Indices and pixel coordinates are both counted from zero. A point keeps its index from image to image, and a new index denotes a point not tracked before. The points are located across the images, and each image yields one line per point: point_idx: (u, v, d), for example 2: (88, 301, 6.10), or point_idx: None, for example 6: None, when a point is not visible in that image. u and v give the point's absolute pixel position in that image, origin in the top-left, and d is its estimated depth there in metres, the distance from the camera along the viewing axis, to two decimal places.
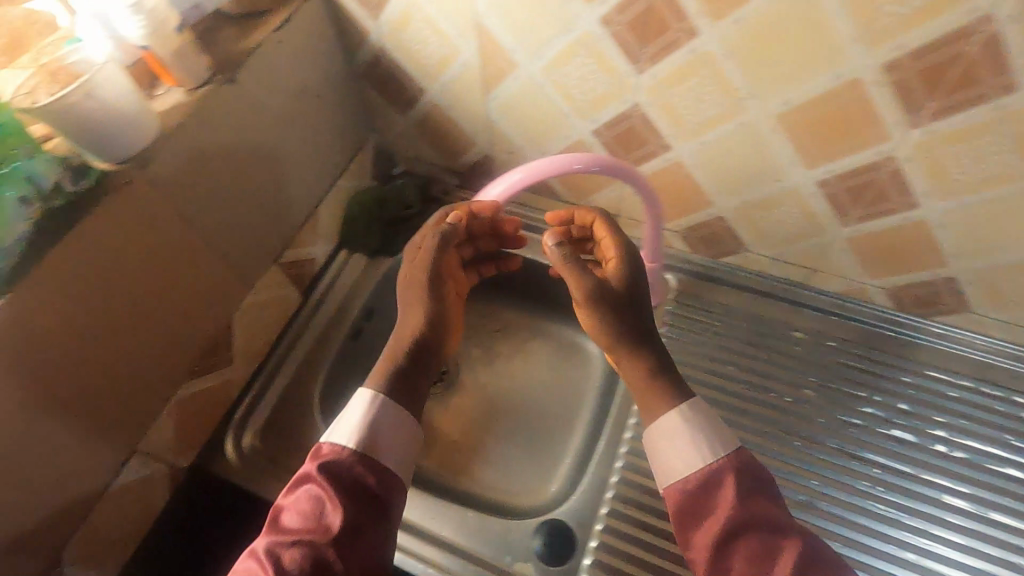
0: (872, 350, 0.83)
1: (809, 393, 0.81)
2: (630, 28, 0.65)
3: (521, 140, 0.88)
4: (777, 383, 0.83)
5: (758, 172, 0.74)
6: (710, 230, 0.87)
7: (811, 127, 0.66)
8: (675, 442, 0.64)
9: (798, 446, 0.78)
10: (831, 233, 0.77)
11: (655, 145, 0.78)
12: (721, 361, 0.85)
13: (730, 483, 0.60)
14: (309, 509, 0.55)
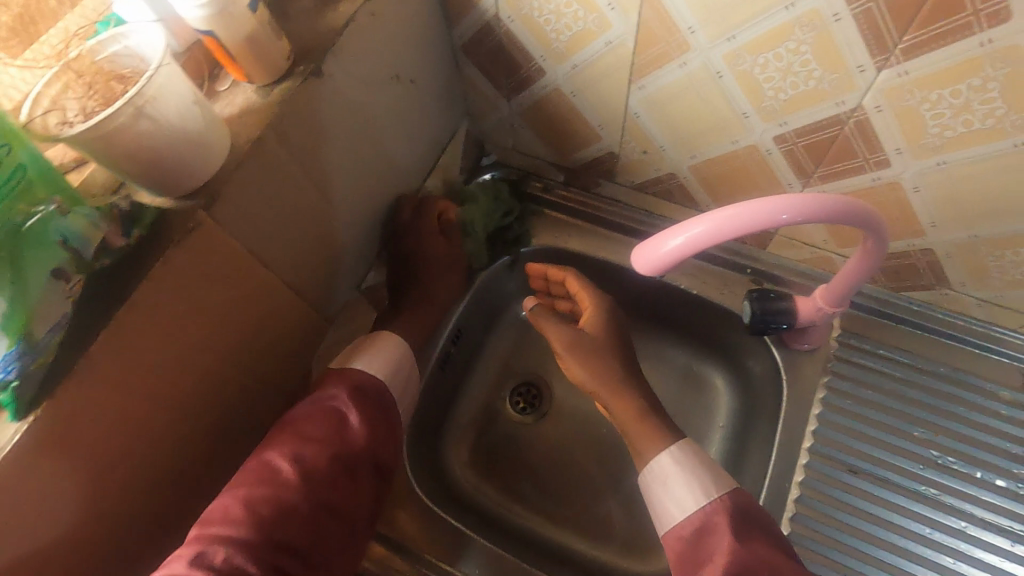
0: (980, 358, 0.71)
1: (919, 409, 0.70)
2: (909, 6, 0.44)
3: (666, 141, 0.69)
4: (955, 441, 0.68)
5: (1016, 196, 0.55)
6: (905, 262, 0.68)
7: None
8: (673, 491, 0.63)
9: (986, 524, 0.64)
10: None
11: (867, 160, 0.58)
12: (888, 410, 0.71)
13: (723, 522, 0.58)
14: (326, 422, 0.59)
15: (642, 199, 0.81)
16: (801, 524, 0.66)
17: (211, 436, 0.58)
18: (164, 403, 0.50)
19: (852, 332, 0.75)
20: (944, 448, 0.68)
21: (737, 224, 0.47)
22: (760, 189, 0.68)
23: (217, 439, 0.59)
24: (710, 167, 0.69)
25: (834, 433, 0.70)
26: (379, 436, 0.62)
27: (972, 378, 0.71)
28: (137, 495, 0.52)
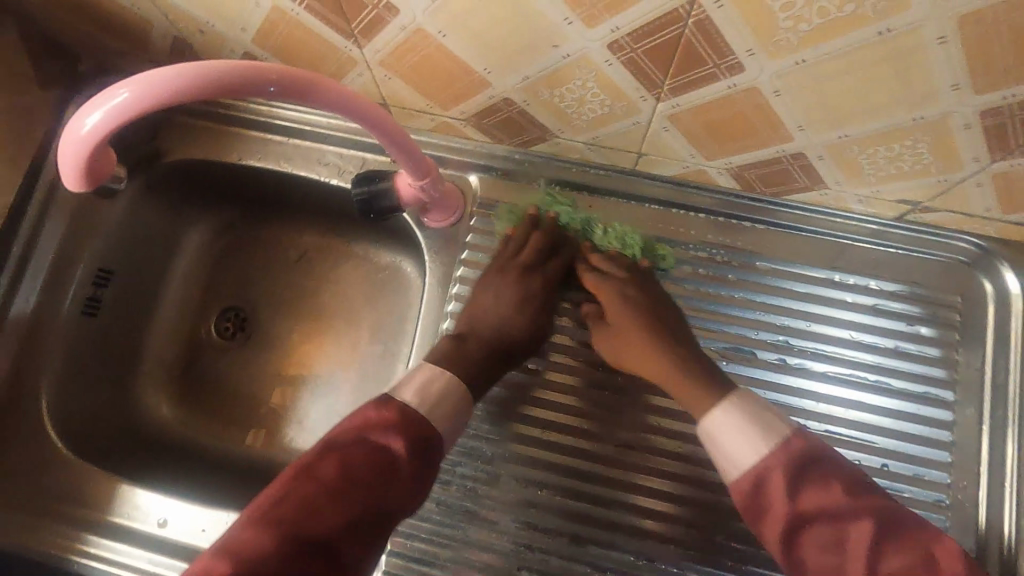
0: (854, 255, 0.67)
1: (853, 331, 0.65)
2: None
3: (486, 64, 0.55)
4: (869, 361, 0.64)
5: (883, 95, 0.46)
6: (775, 167, 0.60)
7: (998, 51, 0.40)
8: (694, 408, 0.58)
9: (899, 433, 0.62)
10: (971, 172, 0.53)
11: (717, 65, 0.47)
12: (793, 336, 0.66)
13: (725, 430, 0.55)
14: (363, 450, 0.53)
15: (485, 131, 0.68)
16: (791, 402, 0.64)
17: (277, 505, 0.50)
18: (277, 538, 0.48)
19: (736, 249, 0.68)
20: (874, 370, 0.64)
21: (307, 89, 0.47)
22: (609, 107, 0.57)
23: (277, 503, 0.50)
24: (545, 89, 0.56)
25: (738, 376, 0.65)
26: (404, 473, 0.53)
27: (841, 273, 0.67)
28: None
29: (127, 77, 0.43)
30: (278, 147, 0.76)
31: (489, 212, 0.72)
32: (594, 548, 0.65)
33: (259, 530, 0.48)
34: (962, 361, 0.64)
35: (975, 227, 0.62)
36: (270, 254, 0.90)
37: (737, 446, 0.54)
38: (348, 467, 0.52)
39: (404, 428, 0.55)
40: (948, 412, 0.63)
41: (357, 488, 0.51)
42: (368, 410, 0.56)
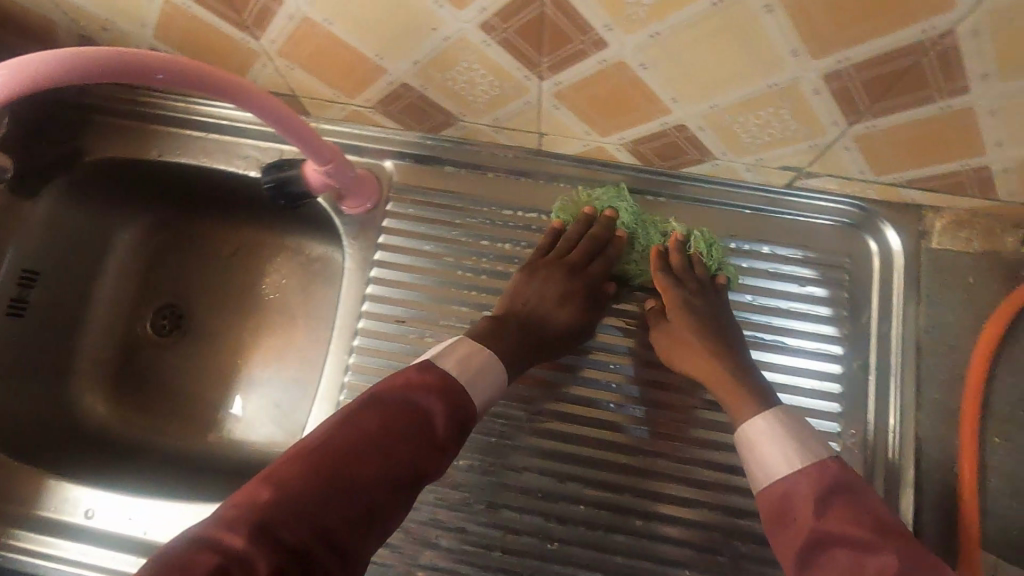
0: (749, 224, 0.71)
1: (749, 295, 0.69)
2: None
3: (377, 50, 0.57)
4: (762, 322, 0.68)
5: (734, 64, 0.49)
6: (665, 140, 0.63)
7: (820, 18, 0.43)
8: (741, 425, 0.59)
9: (795, 388, 0.66)
10: (836, 135, 0.56)
11: (584, 42, 0.50)
12: None
13: (773, 449, 0.56)
14: (392, 406, 0.53)
15: (395, 118, 0.70)
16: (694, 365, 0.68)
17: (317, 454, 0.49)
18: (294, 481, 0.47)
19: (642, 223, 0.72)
20: (770, 330, 0.68)
21: (184, 76, 0.50)
22: (499, 88, 0.59)
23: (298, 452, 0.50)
24: (437, 72, 0.59)
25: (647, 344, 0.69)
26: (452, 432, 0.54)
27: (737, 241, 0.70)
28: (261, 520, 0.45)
29: (6, 60, 0.45)
30: (198, 143, 0.77)
31: (406, 197, 0.74)
32: (509, 513, 0.69)
33: (303, 470, 0.48)
34: (849, 318, 0.67)
35: (856, 189, 0.66)
36: (205, 251, 0.92)
37: (777, 458, 0.55)
38: (389, 426, 0.52)
39: (440, 392, 0.55)
40: (838, 365, 0.66)
41: (393, 452, 0.51)
42: (398, 374, 0.55)
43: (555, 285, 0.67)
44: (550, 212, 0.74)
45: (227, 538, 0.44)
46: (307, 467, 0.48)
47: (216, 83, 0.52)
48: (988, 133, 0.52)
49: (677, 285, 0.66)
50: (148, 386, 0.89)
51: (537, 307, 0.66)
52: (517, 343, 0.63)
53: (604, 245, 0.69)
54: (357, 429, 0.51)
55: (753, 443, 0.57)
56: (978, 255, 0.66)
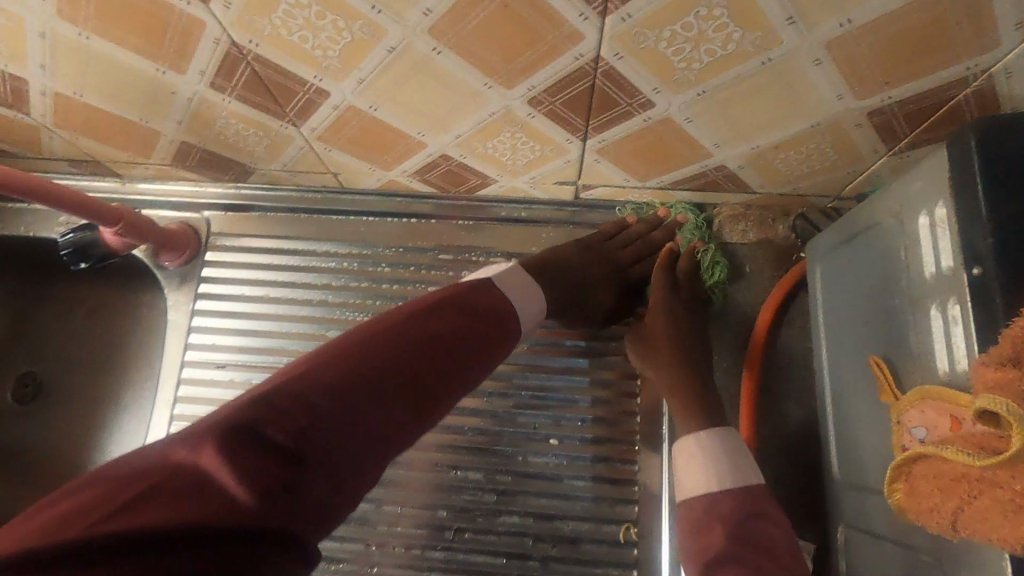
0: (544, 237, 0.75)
1: None
2: None
3: (140, 115, 0.60)
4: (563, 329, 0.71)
5: (444, 100, 0.53)
6: (444, 169, 0.67)
7: (488, 57, 0.47)
8: (685, 449, 0.59)
9: (594, 389, 0.69)
10: (579, 151, 0.60)
11: (308, 91, 0.53)
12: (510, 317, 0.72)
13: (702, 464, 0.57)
14: (472, 307, 0.53)
15: (199, 172, 0.73)
16: (502, 378, 0.70)
17: (376, 336, 0.47)
18: (393, 366, 0.45)
19: (452, 246, 0.76)
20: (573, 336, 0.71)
21: None
22: (268, 136, 0.62)
23: (388, 336, 0.47)
24: (205, 129, 0.62)
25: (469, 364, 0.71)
26: (496, 334, 0.54)
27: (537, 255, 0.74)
28: (346, 394, 0.43)
29: None
30: (24, 214, 0.79)
31: (225, 245, 0.77)
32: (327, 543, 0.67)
33: (353, 352, 0.45)
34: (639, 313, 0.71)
35: (634, 195, 0.70)
36: (59, 315, 0.93)
37: (699, 472, 0.57)
38: (458, 323, 0.51)
39: (494, 301, 0.55)
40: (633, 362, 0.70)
41: (471, 340, 0.51)
42: (474, 281, 0.56)
43: (610, 266, 0.69)
44: (365, 245, 0.77)
45: (305, 395, 0.41)
46: (375, 348, 0.46)
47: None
48: (701, 137, 0.56)
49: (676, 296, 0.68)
50: (9, 455, 0.89)
51: (571, 265, 0.67)
52: (556, 294, 0.64)
53: (653, 250, 0.72)
54: (426, 323, 0.49)
55: (689, 449, 0.58)
56: (754, 242, 0.71)
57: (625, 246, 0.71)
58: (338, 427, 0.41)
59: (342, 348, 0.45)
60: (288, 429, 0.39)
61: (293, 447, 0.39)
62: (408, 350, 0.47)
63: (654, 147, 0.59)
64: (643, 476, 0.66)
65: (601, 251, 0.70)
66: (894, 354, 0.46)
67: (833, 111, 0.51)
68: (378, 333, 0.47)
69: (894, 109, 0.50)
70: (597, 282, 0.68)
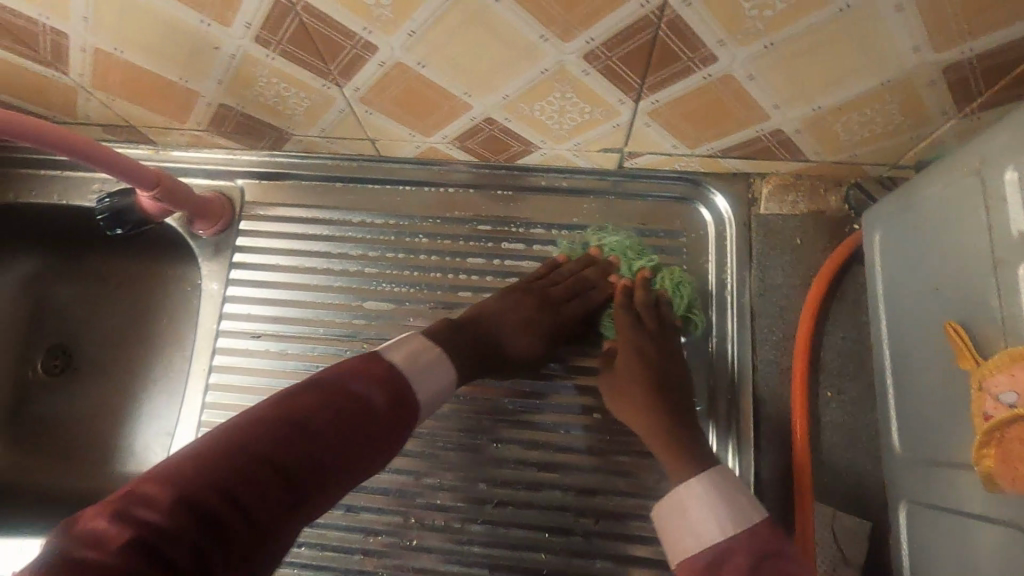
0: (588, 209, 0.73)
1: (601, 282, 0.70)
2: None
3: (179, 74, 0.59)
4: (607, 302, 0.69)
5: (498, 54, 0.51)
6: (485, 135, 0.65)
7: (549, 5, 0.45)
8: (683, 507, 0.54)
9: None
10: (629, 114, 0.58)
11: (355, 46, 0.52)
12: None
13: (695, 505, 0.53)
14: (353, 382, 0.50)
15: (233, 138, 0.71)
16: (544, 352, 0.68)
17: (256, 425, 0.45)
18: (270, 457, 0.44)
19: (489, 217, 0.74)
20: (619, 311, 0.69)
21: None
22: (308, 97, 0.61)
23: (265, 423, 0.45)
24: (245, 89, 0.60)
25: None
26: (387, 418, 0.50)
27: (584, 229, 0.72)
28: (211, 491, 0.41)
29: None
30: (58, 182, 0.79)
31: (258, 215, 0.76)
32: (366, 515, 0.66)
33: (224, 443, 0.43)
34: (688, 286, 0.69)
35: (681, 164, 0.68)
36: (89, 287, 0.92)
37: (699, 517, 0.53)
38: (339, 406, 0.48)
39: (381, 381, 0.51)
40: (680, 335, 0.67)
41: (352, 424, 0.48)
42: (364, 358, 0.53)
43: (540, 314, 0.65)
44: (399, 216, 0.75)
45: (156, 497, 0.40)
46: (248, 440, 0.44)
47: (26, 127, 0.54)
48: (761, 97, 0.54)
49: (640, 329, 0.64)
50: (40, 425, 0.89)
51: (496, 324, 0.64)
52: (466, 359, 0.60)
53: (588, 288, 0.68)
54: (299, 407, 0.47)
55: (682, 506, 0.54)
56: (803, 215, 0.68)
57: (554, 286, 0.67)
58: (213, 515, 0.40)
59: (215, 438, 0.44)
60: (137, 535, 0.38)
61: (155, 548, 0.38)
62: (280, 442, 0.45)
63: (708, 109, 0.57)
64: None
65: (523, 301, 0.66)
66: (972, 319, 0.44)
67: (906, 66, 0.48)
68: (248, 419, 0.46)
69: (974, 63, 0.47)
70: (518, 338, 0.64)
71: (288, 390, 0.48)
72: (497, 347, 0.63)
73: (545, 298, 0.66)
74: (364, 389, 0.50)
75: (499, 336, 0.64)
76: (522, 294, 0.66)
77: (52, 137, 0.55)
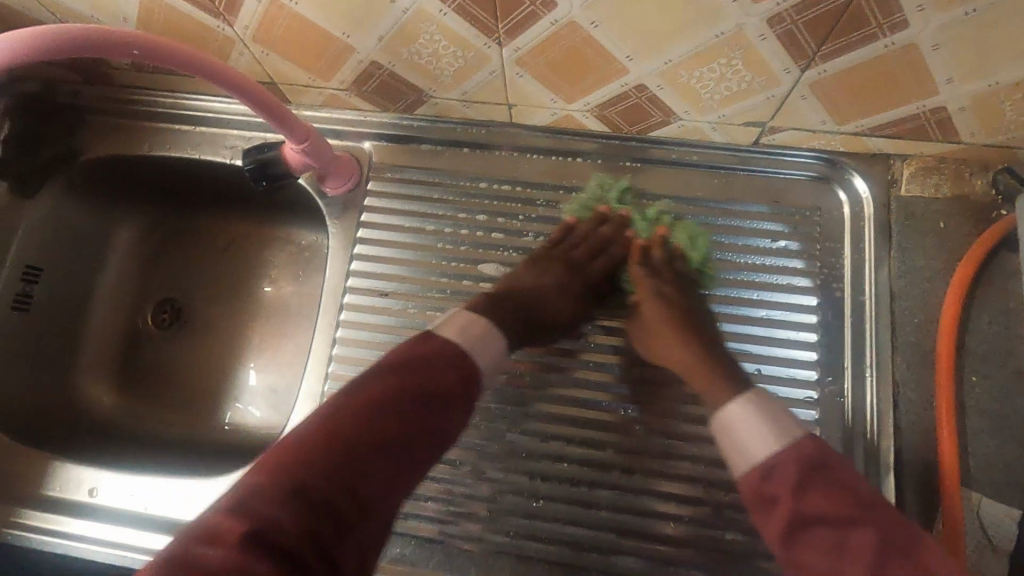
0: (718, 184, 0.72)
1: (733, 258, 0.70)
2: None
3: (343, 29, 0.60)
4: (738, 278, 0.69)
5: (678, 15, 0.51)
6: (629, 102, 0.65)
7: None
8: (737, 424, 0.54)
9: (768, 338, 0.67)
10: (790, 84, 0.58)
11: (533, 4, 0.52)
12: None
13: (743, 432, 0.53)
14: (420, 364, 0.54)
15: (370, 99, 0.73)
16: None
17: (352, 422, 0.49)
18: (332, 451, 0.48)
19: (617, 189, 0.74)
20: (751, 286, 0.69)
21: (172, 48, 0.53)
22: (463, 57, 0.61)
23: (365, 412, 0.50)
24: (403, 47, 0.61)
25: None
26: (425, 410, 0.52)
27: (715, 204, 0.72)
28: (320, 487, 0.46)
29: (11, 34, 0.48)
30: (190, 136, 0.81)
31: (386, 177, 0.77)
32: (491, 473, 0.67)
33: (350, 436, 0.49)
34: (822, 266, 0.68)
35: (822, 142, 0.67)
36: (199, 244, 0.94)
37: (753, 439, 0.53)
38: (387, 395, 0.51)
39: (446, 361, 0.54)
40: (812, 315, 0.67)
41: (407, 412, 0.51)
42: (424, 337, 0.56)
43: (570, 279, 0.68)
44: (524, 183, 0.75)
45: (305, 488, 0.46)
46: (333, 435, 0.48)
47: (215, 69, 0.56)
48: (937, 70, 0.53)
49: (655, 277, 0.67)
50: (150, 376, 0.91)
51: (540, 293, 0.66)
52: (512, 319, 0.62)
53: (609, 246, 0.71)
54: (374, 392, 0.51)
55: (728, 428, 0.55)
56: (947, 199, 0.67)
57: (565, 246, 0.70)
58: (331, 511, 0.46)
59: (348, 429, 0.49)
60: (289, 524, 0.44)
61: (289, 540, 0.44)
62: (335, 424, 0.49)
63: (874, 82, 0.56)
64: (823, 430, 0.64)
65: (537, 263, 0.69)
66: None
67: None
68: (348, 402, 0.51)
69: None
70: (551, 297, 0.67)
71: (369, 379, 0.52)
72: (544, 304, 0.66)
73: (566, 261, 0.69)
74: (425, 371, 0.53)
75: (539, 305, 0.66)
76: (537, 261, 0.69)
77: (231, 82, 0.58)
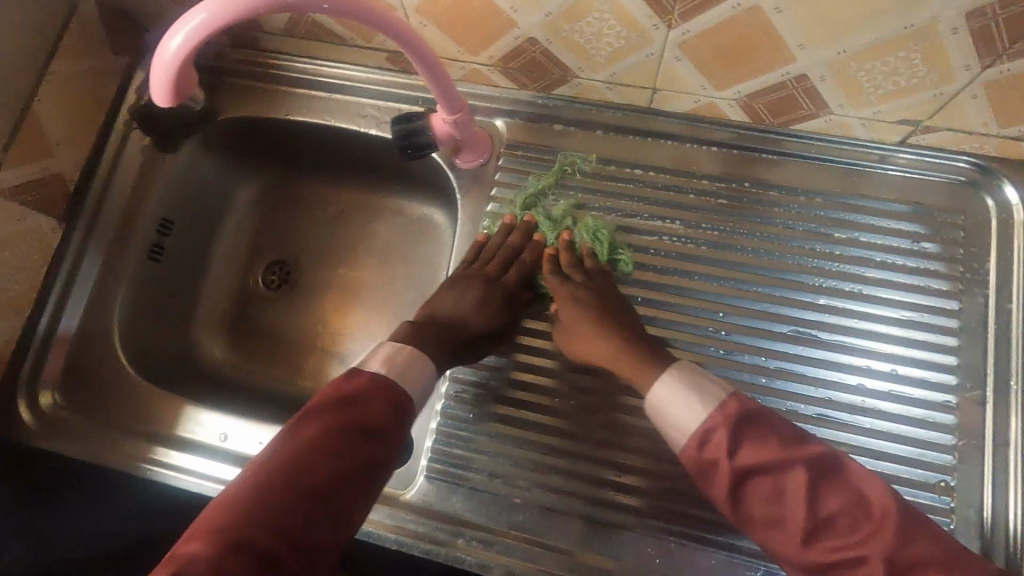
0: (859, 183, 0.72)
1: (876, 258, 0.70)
2: None
3: (512, 3, 0.61)
4: (879, 278, 0.69)
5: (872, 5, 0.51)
6: (784, 93, 0.65)
7: None
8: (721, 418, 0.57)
9: (908, 340, 0.67)
10: (966, 82, 0.57)
11: None
12: (819, 261, 0.70)
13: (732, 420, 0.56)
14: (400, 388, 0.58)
15: (511, 76, 0.74)
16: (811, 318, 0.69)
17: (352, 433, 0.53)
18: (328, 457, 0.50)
19: (751, 180, 0.74)
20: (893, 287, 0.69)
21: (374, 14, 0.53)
22: (627, 37, 0.62)
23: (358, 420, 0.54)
24: (567, 24, 0.62)
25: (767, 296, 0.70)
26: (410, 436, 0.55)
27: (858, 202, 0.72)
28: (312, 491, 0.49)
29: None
30: (324, 103, 0.84)
31: (516, 154, 0.78)
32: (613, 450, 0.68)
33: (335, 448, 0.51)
34: (966, 273, 0.69)
35: (975, 145, 0.66)
36: (310, 209, 0.97)
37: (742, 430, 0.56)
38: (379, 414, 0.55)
39: (432, 391, 0.59)
40: (954, 320, 0.68)
41: (390, 430, 0.54)
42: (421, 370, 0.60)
43: (495, 289, 0.72)
44: (655, 169, 0.76)
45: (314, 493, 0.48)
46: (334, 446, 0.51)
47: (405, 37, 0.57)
48: None
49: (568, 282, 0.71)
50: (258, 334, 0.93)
51: (457, 309, 0.70)
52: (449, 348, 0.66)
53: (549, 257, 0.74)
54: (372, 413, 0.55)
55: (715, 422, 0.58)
56: None
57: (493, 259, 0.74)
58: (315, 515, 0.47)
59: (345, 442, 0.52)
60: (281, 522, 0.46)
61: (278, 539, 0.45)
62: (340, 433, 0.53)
63: None
64: (960, 433, 0.65)
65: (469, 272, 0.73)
66: None
67: None
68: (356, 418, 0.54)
69: None
70: (481, 311, 0.70)
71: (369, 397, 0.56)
72: (481, 321, 0.70)
73: (488, 276, 0.72)
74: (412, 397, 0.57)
75: (486, 324, 0.70)
76: (470, 277, 0.73)
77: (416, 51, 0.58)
